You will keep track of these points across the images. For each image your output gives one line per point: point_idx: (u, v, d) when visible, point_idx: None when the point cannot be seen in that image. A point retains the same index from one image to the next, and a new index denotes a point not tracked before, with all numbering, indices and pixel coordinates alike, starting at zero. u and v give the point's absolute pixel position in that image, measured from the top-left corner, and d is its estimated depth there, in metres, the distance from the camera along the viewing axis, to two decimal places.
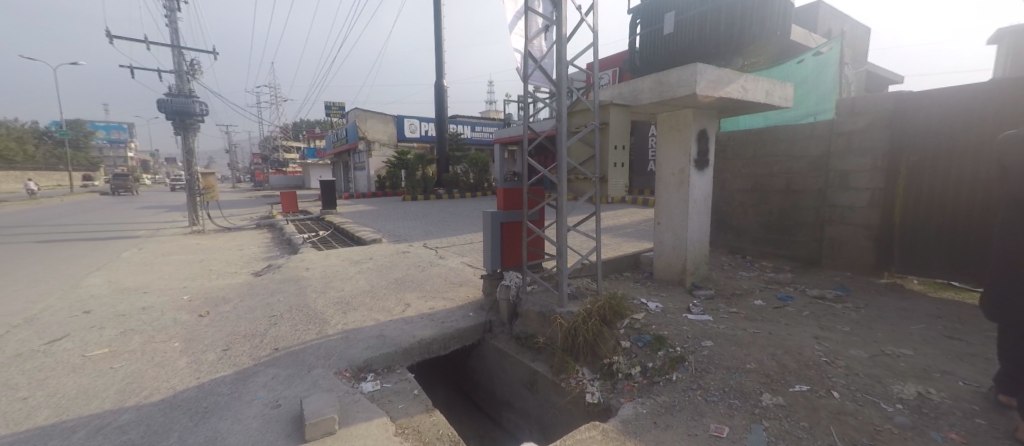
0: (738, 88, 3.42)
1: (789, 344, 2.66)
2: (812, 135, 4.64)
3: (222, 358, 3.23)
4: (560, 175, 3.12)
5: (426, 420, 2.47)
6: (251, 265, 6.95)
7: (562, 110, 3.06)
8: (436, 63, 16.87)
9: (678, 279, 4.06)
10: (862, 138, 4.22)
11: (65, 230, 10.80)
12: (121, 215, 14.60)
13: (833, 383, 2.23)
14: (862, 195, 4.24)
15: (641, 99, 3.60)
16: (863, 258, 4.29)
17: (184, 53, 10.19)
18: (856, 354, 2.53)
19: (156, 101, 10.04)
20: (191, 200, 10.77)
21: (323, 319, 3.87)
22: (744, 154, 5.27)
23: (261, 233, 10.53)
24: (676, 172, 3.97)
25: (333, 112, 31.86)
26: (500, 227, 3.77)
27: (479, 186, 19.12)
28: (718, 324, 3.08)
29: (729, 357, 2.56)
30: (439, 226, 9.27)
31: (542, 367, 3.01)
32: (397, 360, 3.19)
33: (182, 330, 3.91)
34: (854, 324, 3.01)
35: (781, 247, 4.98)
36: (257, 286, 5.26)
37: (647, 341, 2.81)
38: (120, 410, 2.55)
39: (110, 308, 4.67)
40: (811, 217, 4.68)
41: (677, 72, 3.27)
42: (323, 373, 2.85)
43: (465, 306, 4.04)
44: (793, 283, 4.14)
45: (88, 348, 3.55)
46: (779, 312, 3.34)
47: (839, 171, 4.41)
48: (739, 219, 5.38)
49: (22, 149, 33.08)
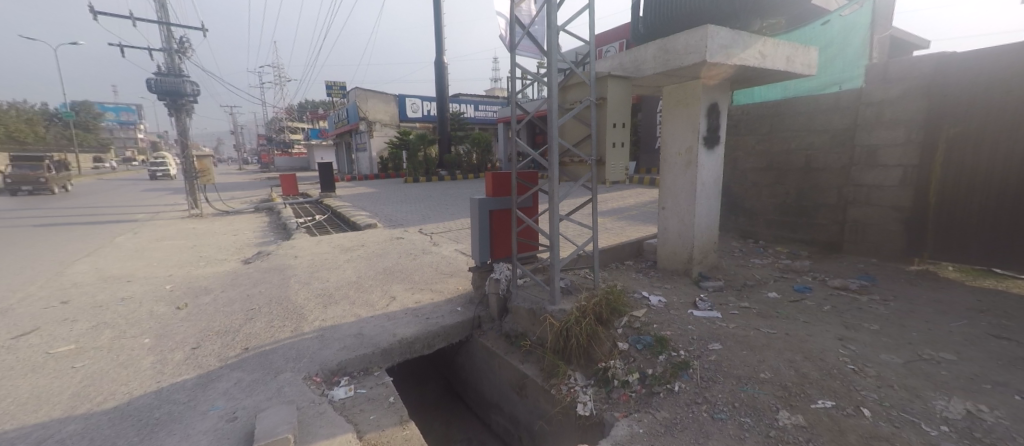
0: (755, 53, 3.01)
1: (808, 347, 2.34)
2: (837, 105, 4.19)
3: (189, 359, 3.01)
4: (552, 158, 2.76)
5: (397, 435, 2.22)
6: (242, 251, 6.77)
7: (553, 85, 2.67)
8: (435, 38, 16.18)
9: (684, 268, 3.73)
10: (894, 107, 3.78)
11: (66, 213, 10.76)
12: (123, 198, 14.54)
13: (862, 398, 1.91)
14: (891, 172, 3.84)
15: (644, 70, 3.20)
16: (891, 243, 3.93)
17: (173, 31, 9.80)
18: (888, 360, 2.20)
19: (145, 81, 9.70)
20: (188, 183, 10.55)
21: (301, 314, 3.63)
22: (759, 129, 4.85)
23: (258, 217, 10.34)
24: (682, 152, 3.58)
25: (333, 91, 31.39)
26: (489, 215, 3.45)
27: (482, 167, 18.63)
28: (727, 322, 2.75)
29: (740, 363, 2.25)
30: (437, 210, 8.94)
31: (531, 371, 2.74)
32: (375, 361, 2.94)
33: (155, 324, 3.71)
34: (884, 322, 2.67)
35: (798, 232, 4.61)
36: (242, 275, 5.04)
37: (647, 344, 2.50)
38: (68, 420, 2.35)
39: (90, 298, 4.51)
40: (833, 197, 4.29)
41: (685, 36, 2.87)
42: (290, 379, 2.62)
43: (454, 299, 3.77)
44: (811, 272, 3.79)
45: (55, 344, 3.36)
46: (797, 306, 3.01)
47: (866, 146, 4.00)
48: (753, 200, 5.01)
49: (30, 131, 32.99)
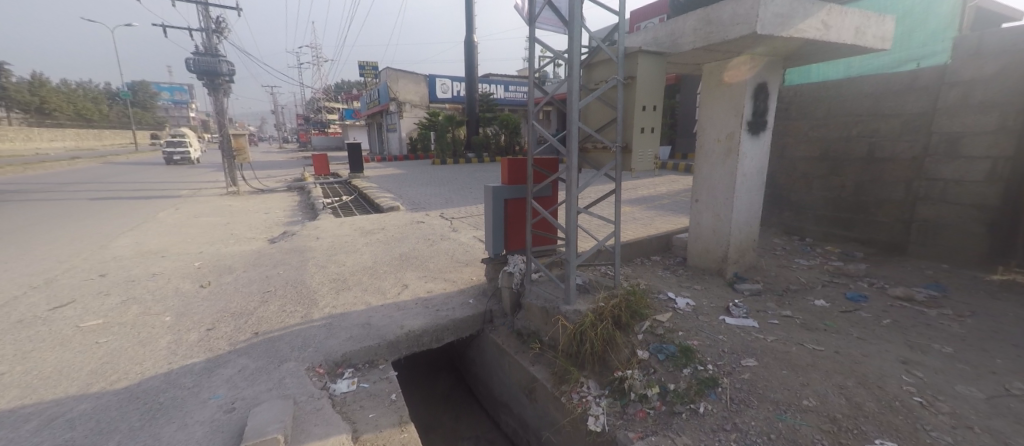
0: (817, 23, 2.59)
1: (864, 371, 2.00)
2: (913, 87, 3.67)
3: (202, 341, 2.92)
4: (572, 145, 2.48)
5: (395, 438, 2.05)
6: (270, 230, 6.88)
7: (574, 62, 2.38)
8: (466, 16, 15.79)
9: (717, 268, 3.40)
10: (988, 90, 3.23)
11: (119, 188, 11.39)
12: (171, 174, 15.23)
13: (932, 441, 1.58)
14: (976, 166, 3.33)
15: (681, 44, 2.86)
16: (970, 247, 3.43)
17: (210, 9, 9.94)
18: (966, 393, 1.84)
19: (185, 61, 9.99)
20: (226, 160, 10.88)
21: (312, 300, 3.54)
22: (814, 114, 4.37)
23: (291, 196, 10.58)
24: (722, 138, 3.20)
25: (366, 71, 31.64)
26: (504, 204, 3.25)
27: (510, 150, 18.33)
28: (763, 333, 2.44)
29: (778, 385, 1.96)
30: (461, 194, 8.81)
31: (541, 374, 2.53)
32: (381, 353, 2.79)
33: (178, 301, 3.72)
34: (959, 343, 2.29)
35: (855, 230, 4.15)
36: (265, 256, 5.07)
37: (670, 354, 2.24)
38: (80, 398, 2.29)
39: (125, 272, 4.65)
40: (900, 193, 3.80)
41: (732, 4, 2.50)
42: (293, 369, 2.48)
43: (467, 290, 3.61)
44: (867, 277, 3.36)
45: (84, 318, 3.41)
46: (849, 318, 2.65)
47: (946, 135, 3.47)
48: (802, 194, 4.56)
49: (97, 109, 35.35)
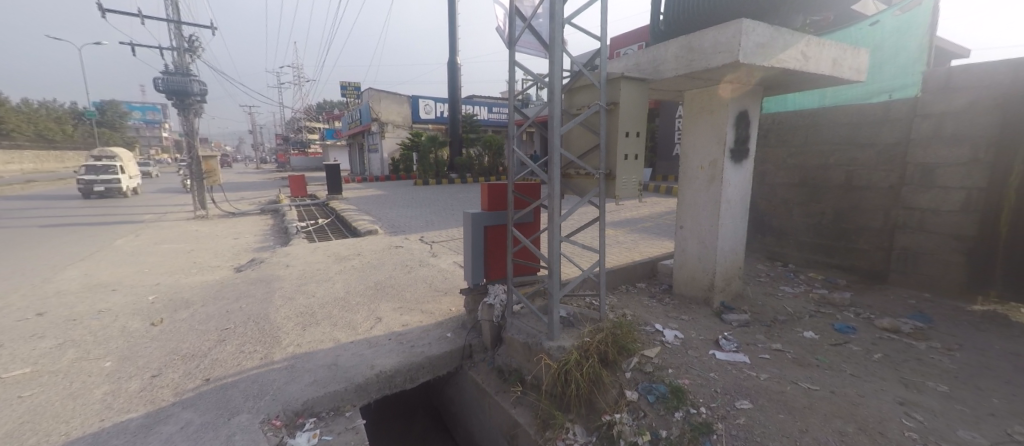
0: (796, 54, 2.60)
1: (863, 416, 1.90)
2: (886, 117, 3.75)
3: (144, 391, 2.62)
4: (553, 171, 2.36)
5: None
6: (237, 258, 6.51)
7: (555, 87, 2.30)
8: (448, 40, 15.98)
9: (704, 297, 3.31)
10: (960, 122, 3.31)
11: (77, 213, 10.78)
12: (136, 198, 14.55)
13: None
14: (951, 195, 3.37)
15: (664, 71, 2.83)
16: (949, 276, 3.44)
17: (183, 28, 9.68)
18: (969, 440, 1.75)
19: (152, 80, 9.65)
20: (195, 182, 10.42)
21: (275, 338, 3.27)
22: (792, 140, 4.42)
23: (264, 220, 10.14)
24: (705, 165, 3.16)
25: (348, 92, 31.45)
26: (484, 231, 3.12)
27: (494, 170, 18.20)
28: (756, 370, 2.33)
29: (776, 431, 1.83)
30: (442, 216, 8.62)
31: (524, 418, 2.35)
32: (348, 399, 2.55)
33: (124, 343, 3.38)
34: (953, 381, 2.21)
35: (835, 256, 4.16)
36: (227, 287, 4.74)
37: (660, 395, 2.10)
38: None
39: (67, 310, 4.25)
40: (878, 221, 3.83)
41: (714, 33, 2.49)
42: (246, 424, 2.22)
43: (444, 323, 3.41)
44: (852, 306, 3.33)
45: (10, 366, 3.05)
46: (840, 352, 2.57)
47: (920, 164, 3.53)
48: (783, 219, 4.57)
49: (62, 129, 33.87)
